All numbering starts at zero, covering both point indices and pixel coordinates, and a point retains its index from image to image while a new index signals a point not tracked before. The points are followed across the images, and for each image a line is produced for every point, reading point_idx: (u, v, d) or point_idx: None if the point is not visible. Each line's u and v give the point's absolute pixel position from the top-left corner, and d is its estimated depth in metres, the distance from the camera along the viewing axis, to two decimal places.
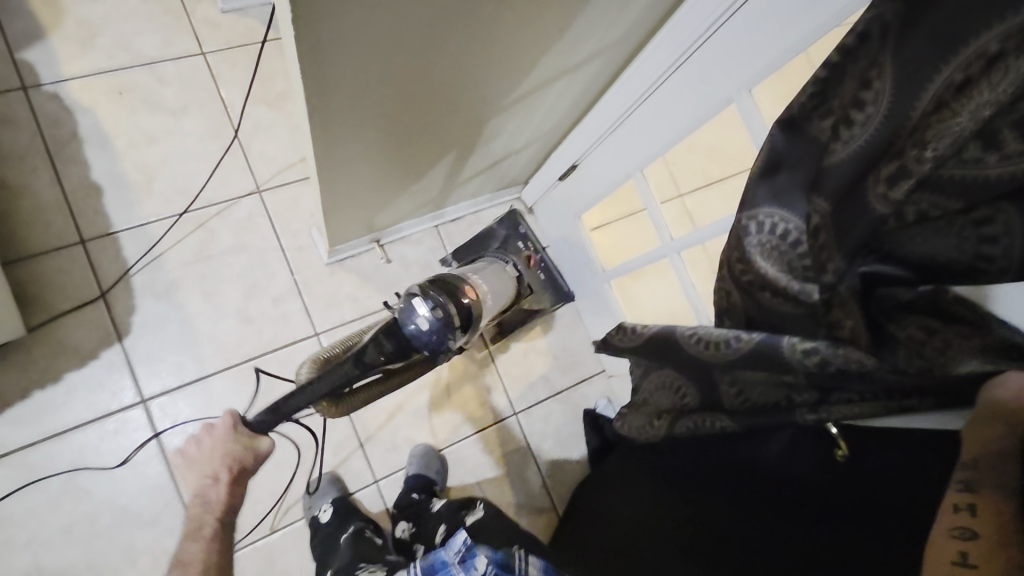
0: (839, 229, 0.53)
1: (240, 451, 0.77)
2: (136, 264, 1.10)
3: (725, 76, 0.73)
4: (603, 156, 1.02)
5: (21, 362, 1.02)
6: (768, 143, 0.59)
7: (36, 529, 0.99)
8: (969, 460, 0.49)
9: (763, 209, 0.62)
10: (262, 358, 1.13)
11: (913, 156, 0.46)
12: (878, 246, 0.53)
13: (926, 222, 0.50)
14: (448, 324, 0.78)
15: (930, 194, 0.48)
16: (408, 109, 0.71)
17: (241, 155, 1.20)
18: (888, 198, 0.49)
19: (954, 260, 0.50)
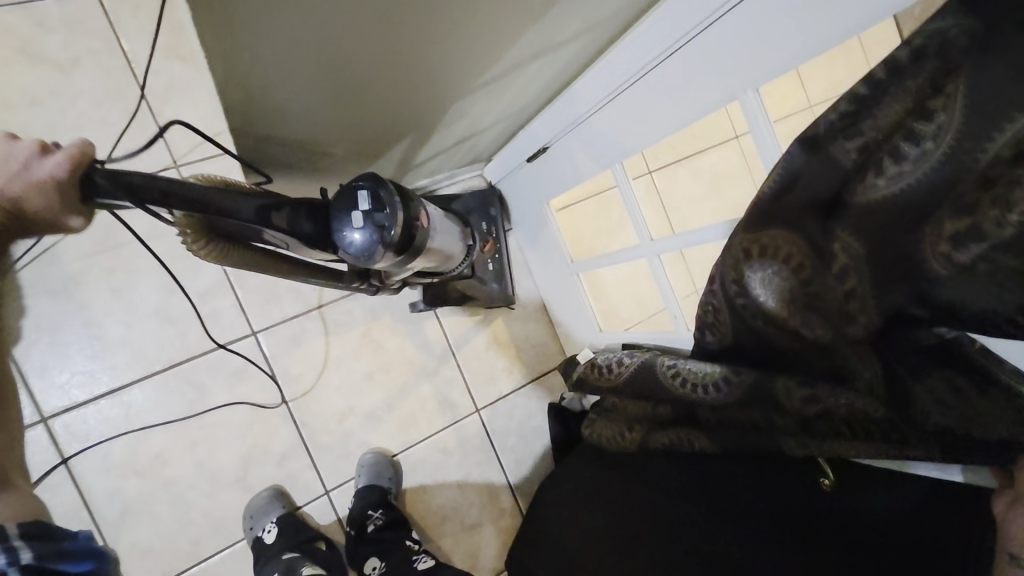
0: (878, 267, 0.49)
1: (44, 197, 0.43)
2: (23, 255, 0.91)
3: (724, 73, 0.62)
4: (576, 141, 0.90)
5: None
6: (784, 159, 0.50)
7: None
8: None
9: (768, 233, 0.54)
10: (188, 364, 1.00)
11: (992, 218, 0.40)
12: (908, 278, 0.48)
13: (970, 275, 0.44)
14: (382, 245, 0.57)
15: (982, 252, 0.42)
16: (347, 66, 0.60)
17: (154, 123, 1.01)
18: (949, 255, 0.44)
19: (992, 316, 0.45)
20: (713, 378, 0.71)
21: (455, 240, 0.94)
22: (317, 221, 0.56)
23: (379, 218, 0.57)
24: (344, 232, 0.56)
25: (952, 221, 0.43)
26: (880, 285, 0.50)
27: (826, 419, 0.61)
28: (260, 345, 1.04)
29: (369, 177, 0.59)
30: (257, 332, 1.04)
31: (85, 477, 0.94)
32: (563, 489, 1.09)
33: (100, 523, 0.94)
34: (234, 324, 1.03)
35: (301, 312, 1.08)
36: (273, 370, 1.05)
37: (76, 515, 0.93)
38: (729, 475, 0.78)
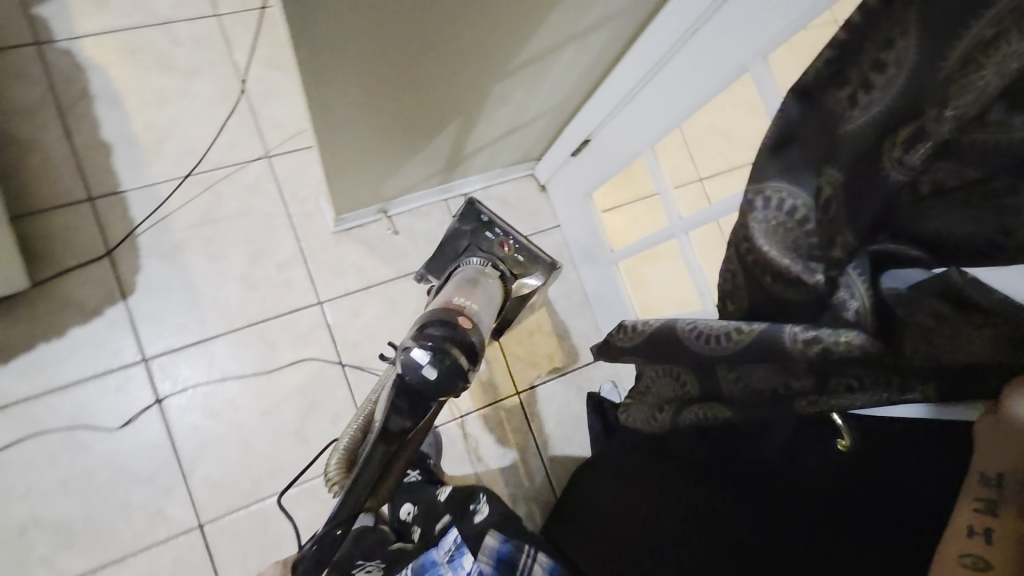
0: (856, 197, 0.52)
1: None
2: (143, 223, 1.10)
3: (735, 47, 0.70)
4: (614, 130, 0.98)
5: (26, 313, 1.03)
6: (781, 115, 0.56)
7: (34, 480, 0.99)
8: (995, 475, 0.51)
9: (771, 183, 0.58)
10: (264, 324, 1.14)
11: (932, 116, 0.44)
12: (889, 223, 0.52)
13: (943, 196, 0.47)
14: (456, 369, 0.76)
15: (954, 164, 0.45)
16: (408, 67, 0.71)
17: (252, 120, 1.19)
18: (905, 162, 0.47)
19: (974, 237, 0.46)
20: (727, 330, 0.72)
21: (480, 279, 1.02)
22: (410, 398, 0.74)
23: (434, 355, 0.75)
24: (425, 376, 0.74)
25: (906, 129, 0.46)
26: (862, 218, 0.52)
27: (839, 368, 0.59)
28: (325, 314, 1.17)
29: (411, 338, 0.79)
30: (322, 302, 1.17)
31: (173, 413, 1.07)
32: (594, 476, 1.12)
33: (182, 456, 1.06)
34: (305, 293, 1.17)
35: (362, 287, 1.20)
36: (335, 337, 1.17)
37: (162, 447, 1.05)
38: (751, 447, 0.79)
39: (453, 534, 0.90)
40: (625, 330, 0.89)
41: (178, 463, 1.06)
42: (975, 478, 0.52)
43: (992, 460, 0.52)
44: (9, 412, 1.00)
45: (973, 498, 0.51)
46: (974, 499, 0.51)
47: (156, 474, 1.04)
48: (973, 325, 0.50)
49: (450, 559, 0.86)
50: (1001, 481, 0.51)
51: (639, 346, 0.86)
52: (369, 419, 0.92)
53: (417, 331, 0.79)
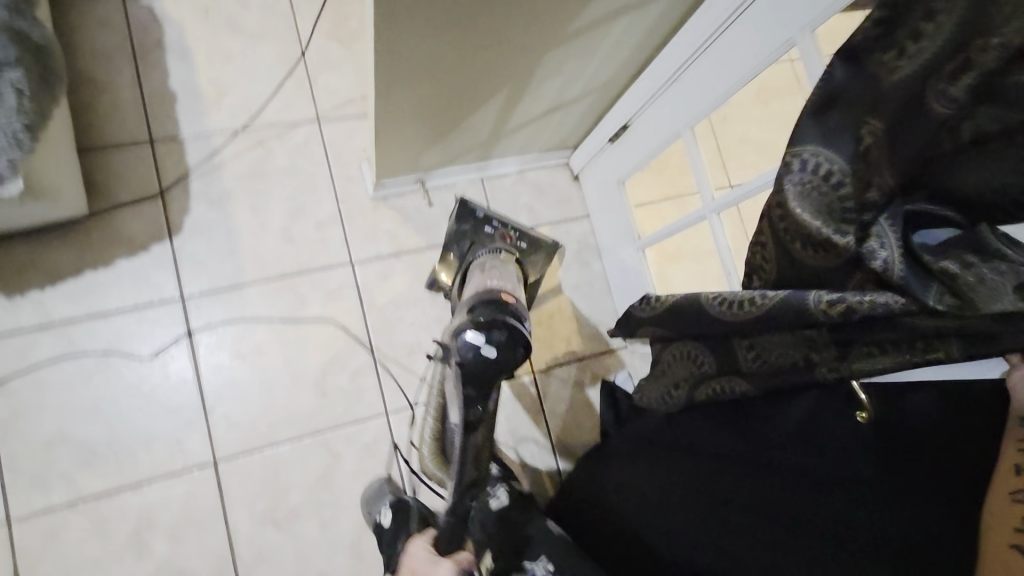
0: (891, 144, 0.53)
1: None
2: (196, 169, 1.16)
3: (783, 21, 0.73)
4: (655, 113, 1.01)
5: (79, 241, 1.08)
6: (825, 77, 0.56)
7: (65, 399, 1.03)
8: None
9: (806, 147, 0.59)
10: (297, 277, 1.18)
11: (978, 47, 0.46)
12: (926, 176, 0.54)
13: (982, 144, 0.50)
14: (513, 340, 0.74)
15: (994, 110, 0.47)
16: (478, 25, 0.75)
17: (308, 85, 1.25)
18: (949, 94, 0.49)
19: (999, 188, 0.50)
20: (753, 294, 0.71)
21: (503, 266, 0.99)
22: (478, 386, 0.74)
23: (487, 332, 0.73)
24: (486, 355, 0.72)
25: (948, 75, 0.48)
26: (895, 165, 0.54)
27: (867, 332, 0.62)
28: (355, 274, 1.20)
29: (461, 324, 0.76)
30: (354, 262, 1.21)
31: (202, 351, 1.10)
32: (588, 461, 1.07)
33: (205, 393, 1.09)
34: (338, 252, 1.21)
35: (393, 253, 1.23)
36: (362, 297, 1.20)
37: (187, 382, 1.09)
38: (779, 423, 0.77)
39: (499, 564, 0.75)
40: (648, 302, 0.89)
41: (200, 400, 1.09)
42: (1014, 420, 0.54)
43: (1021, 400, 0.54)
44: (51, 330, 1.05)
45: (1016, 441, 0.53)
46: (1017, 440, 0.53)
47: (180, 407, 1.08)
48: (1005, 278, 0.50)
49: None
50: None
51: (660, 318, 0.86)
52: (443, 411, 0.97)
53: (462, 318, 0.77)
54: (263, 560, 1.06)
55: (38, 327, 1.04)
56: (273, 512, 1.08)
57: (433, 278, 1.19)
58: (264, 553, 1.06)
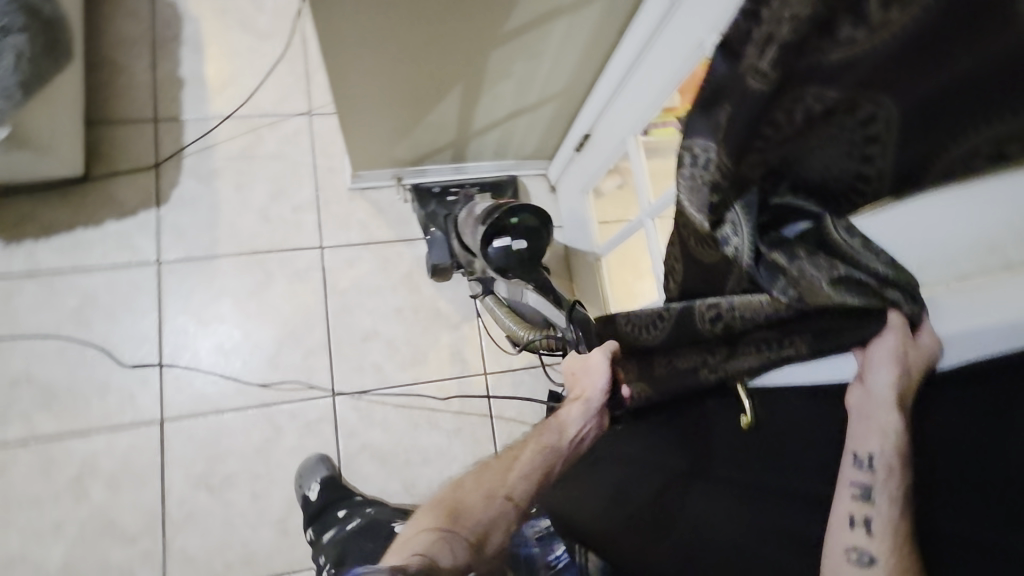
0: (725, 127, 0.53)
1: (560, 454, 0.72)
2: (191, 146, 1.26)
3: (696, 24, 0.76)
4: (608, 123, 1.05)
5: (75, 201, 1.18)
6: (707, 72, 0.55)
7: (38, 342, 1.11)
8: (865, 455, 0.51)
9: (698, 140, 0.57)
10: (266, 254, 1.23)
11: (776, 19, 0.48)
12: (786, 168, 0.55)
13: (820, 126, 0.52)
14: (535, 218, 0.93)
15: (816, 87, 0.50)
16: (418, 20, 0.80)
17: (305, 82, 1.34)
18: (759, 68, 0.49)
19: (843, 171, 0.53)
20: (655, 313, 0.70)
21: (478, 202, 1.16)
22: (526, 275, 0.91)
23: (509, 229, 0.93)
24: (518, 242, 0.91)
25: (759, 47, 0.50)
26: (733, 145, 0.53)
27: (747, 332, 0.61)
28: (323, 258, 1.25)
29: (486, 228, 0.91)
30: (323, 247, 1.26)
31: (168, 313, 1.17)
32: None
33: (164, 353, 1.15)
34: (310, 236, 1.26)
35: (362, 243, 1.28)
36: (325, 280, 1.24)
37: (149, 340, 1.15)
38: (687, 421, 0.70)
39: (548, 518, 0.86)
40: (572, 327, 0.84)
41: (158, 358, 1.14)
42: (849, 461, 0.52)
43: (867, 436, 0.51)
44: (37, 279, 1.14)
45: (850, 485, 0.51)
46: (851, 487, 0.51)
47: (139, 363, 1.14)
48: (824, 273, 0.51)
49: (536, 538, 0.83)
50: (871, 463, 0.50)
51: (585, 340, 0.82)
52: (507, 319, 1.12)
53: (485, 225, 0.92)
54: (190, 521, 1.09)
55: (25, 275, 1.14)
56: (207, 477, 1.11)
57: (433, 259, 1.20)
58: (192, 515, 1.09)
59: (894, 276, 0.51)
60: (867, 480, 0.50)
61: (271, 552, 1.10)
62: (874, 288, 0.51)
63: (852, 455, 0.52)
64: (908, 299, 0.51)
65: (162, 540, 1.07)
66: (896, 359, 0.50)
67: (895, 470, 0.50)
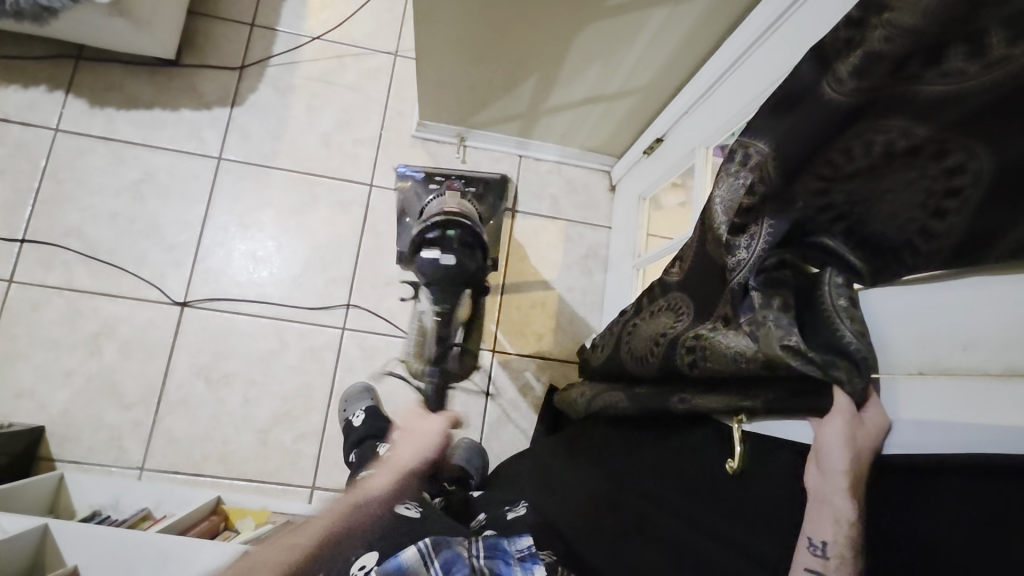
0: (785, 137, 0.51)
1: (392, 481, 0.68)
2: (277, 58, 1.29)
3: (795, 47, 0.71)
4: (685, 129, 1.00)
5: (161, 83, 1.24)
6: (793, 73, 0.52)
7: (95, 202, 1.18)
8: (818, 541, 0.46)
9: (757, 143, 0.55)
10: (318, 178, 1.26)
11: (874, 28, 0.44)
12: (847, 211, 0.49)
13: (895, 165, 0.45)
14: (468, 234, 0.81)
15: (902, 119, 0.44)
16: None
17: (399, 22, 1.35)
18: (841, 80, 0.47)
19: (906, 222, 0.45)
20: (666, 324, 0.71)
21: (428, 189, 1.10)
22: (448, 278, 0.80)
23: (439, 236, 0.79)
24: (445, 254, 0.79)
25: (848, 59, 0.47)
26: (784, 163, 0.52)
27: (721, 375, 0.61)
28: (369, 196, 1.27)
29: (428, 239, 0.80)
30: (372, 185, 1.27)
31: (215, 209, 1.21)
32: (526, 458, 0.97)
33: (201, 244, 1.20)
34: (363, 172, 1.28)
35: None
36: (366, 218, 1.26)
37: (192, 228, 1.20)
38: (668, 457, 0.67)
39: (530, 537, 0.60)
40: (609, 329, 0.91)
41: (195, 247, 1.19)
42: (806, 545, 0.47)
43: (822, 521, 0.46)
44: (110, 144, 1.20)
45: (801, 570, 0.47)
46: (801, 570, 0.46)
47: (177, 247, 1.19)
48: (780, 331, 0.52)
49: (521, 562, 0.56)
50: (825, 551, 0.46)
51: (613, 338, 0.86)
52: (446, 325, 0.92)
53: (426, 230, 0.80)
54: (183, 405, 1.14)
55: (100, 138, 1.20)
56: (208, 370, 1.15)
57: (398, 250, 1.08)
58: (186, 400, 1.14)
59: (856, 349, 0.49)
60: (819, 567, 0.46)
61: (247, 457, 1.14)
62: (821, 361, 0.49)
63: (806, 539, 0.47)
64: (857, 373, 0.48)
65: (154, 415, 1.13)
66: (846, 441, 0.47)
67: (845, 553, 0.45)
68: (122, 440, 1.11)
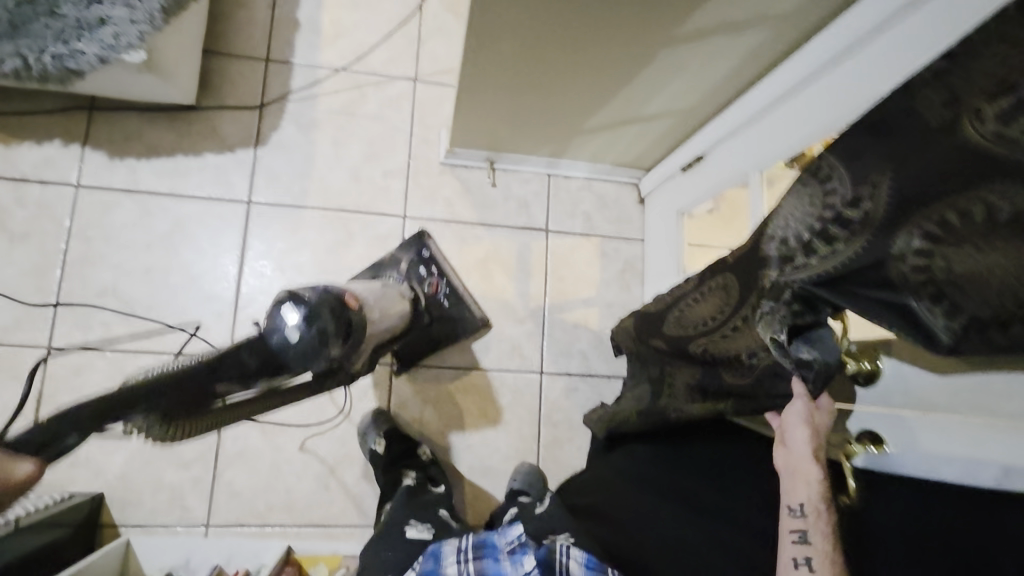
0: (899, 171, 0.49)
1: None
2: (296, 93, 1.26)
3: (876, 78, 0.70)
4: (730, 149, 1.01)
5: (180, 128, 1.20)
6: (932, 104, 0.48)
7: (126, 259, 1.15)
8: (797, 506, 0.63)
9: (856, 164, 0.54)
10: (351, 214, 1.24)
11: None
12: (939, 281, 0.45)
13: (1008, 235, 0.40)
14: (320, 341, 0.66)
15: (1021, 185, 0.40)
16: (565, 26, 0.78)
17: (415, 46, 1.33)
18: (982, 118, 0.43)
19: (1004, 294, 0.41)
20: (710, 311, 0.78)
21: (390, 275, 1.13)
22: (262, 356, 0.62)
23: (303, 320, 0.65)
24: (290, 326, 0.65)
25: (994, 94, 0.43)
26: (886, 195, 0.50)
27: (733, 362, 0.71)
28: (404, 228, 1.26)
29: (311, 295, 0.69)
30: (406, 217, 1.26)
31: (250, 255, 1.19)
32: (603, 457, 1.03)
33: (240, 293, 1.18)
34: (396, 204, 1.26)
35: (444, 219, 1.28)
36: None
37: (229, 277, 1.18)
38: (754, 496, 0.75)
39: (520, 526, 0.73)
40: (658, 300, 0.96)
41: (235, 296, 1.17)
42: (789, 512, 0.64)
43: (799, 492, 0.63)
44: (135, 198, 1.17)
45: (790, 532, 0.63)
46: (790, 533, 0.63)
47: (216, 297, 1.17)
48: (767, 325, 0.61)
49: (510, 555, 0.70)
50: (803, 512, 0.62)
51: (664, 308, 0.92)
52: (186, 406, 0.57)
53: (311, 293, 0.69)
54: (240, 458, 1.12)
55: (124, 191, 1.17)
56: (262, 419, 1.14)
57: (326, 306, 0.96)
58: (244, 452, 1.13)
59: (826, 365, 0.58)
60: (801, 526, 0.62)
61: (312, 502, 1.14)
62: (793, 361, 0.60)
63: (788, 505, 0.64)
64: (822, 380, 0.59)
65: (212, 470, 1.11)
66: (805, 424, 0.63)
67: (819, 517, 0.62)
68: (184, 499, 1.10)
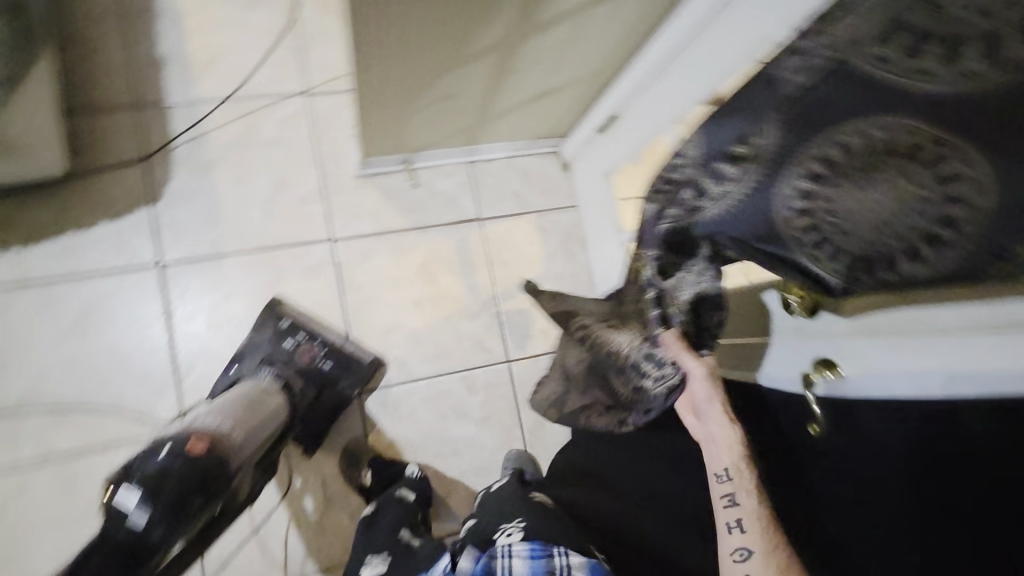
0: (804, 110, 0.59)
1: None
2: (181, 135, 1.16)
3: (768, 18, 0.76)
4: (643, 104, 1.02)
5: (60, 203, 1.09)
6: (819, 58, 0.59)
7: (41, 358, 1.05)
8: (723, 471, 0.74)
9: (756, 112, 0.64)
10: (275, 251, 1.17)
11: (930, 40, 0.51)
12: (837, 215, 0.57)
13: (896, 167, 0.52)
14: (167, 515, 0.69)
15: (919, 120, 0.51)
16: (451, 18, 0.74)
17: (298, 56, 1.24)
18: (882, 62, 0.54)
19: (907, 227, 0.52)
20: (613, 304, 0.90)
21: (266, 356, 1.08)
22: (112, 556, 0.67)
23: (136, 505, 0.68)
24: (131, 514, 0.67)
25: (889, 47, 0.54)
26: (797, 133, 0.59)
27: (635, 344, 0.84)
28: (335, 252, 1.20)
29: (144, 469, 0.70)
30: (335, 240, 1.20)
31: (178, 319, 1.11)
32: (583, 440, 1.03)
33: (178, 362, 1.10)
34: (320, 229, 1.20)
35: (375, 232, 1.23)
36: (340, 275, 1.20)
37: (161, 349, 1.09)
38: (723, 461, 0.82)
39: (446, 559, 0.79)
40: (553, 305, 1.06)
41: (173, 367, 1.09)
42: (716, 479, 0.74)
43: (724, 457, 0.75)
44: (31, 290, 1.06)
45: (720, 498, 0.72)
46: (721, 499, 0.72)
47: (152, 373, 1.08)
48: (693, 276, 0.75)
49: None
50: (728, 476, 0.73)
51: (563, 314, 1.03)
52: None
53: (141, 466, 0.70)
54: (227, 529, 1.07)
55: (19, 286, 1.06)
56: None
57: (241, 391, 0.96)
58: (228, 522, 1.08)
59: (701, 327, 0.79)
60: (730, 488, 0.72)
61: (313, 551, 1.11)
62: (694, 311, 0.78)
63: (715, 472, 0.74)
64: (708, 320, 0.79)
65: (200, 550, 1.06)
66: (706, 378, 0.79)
67: (741, 475, 0.72)
68: None
